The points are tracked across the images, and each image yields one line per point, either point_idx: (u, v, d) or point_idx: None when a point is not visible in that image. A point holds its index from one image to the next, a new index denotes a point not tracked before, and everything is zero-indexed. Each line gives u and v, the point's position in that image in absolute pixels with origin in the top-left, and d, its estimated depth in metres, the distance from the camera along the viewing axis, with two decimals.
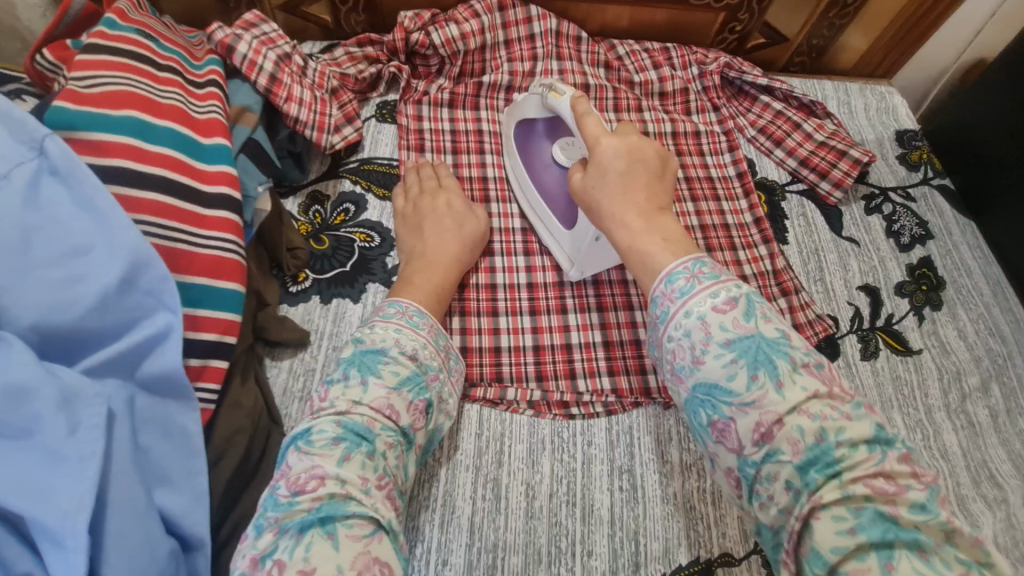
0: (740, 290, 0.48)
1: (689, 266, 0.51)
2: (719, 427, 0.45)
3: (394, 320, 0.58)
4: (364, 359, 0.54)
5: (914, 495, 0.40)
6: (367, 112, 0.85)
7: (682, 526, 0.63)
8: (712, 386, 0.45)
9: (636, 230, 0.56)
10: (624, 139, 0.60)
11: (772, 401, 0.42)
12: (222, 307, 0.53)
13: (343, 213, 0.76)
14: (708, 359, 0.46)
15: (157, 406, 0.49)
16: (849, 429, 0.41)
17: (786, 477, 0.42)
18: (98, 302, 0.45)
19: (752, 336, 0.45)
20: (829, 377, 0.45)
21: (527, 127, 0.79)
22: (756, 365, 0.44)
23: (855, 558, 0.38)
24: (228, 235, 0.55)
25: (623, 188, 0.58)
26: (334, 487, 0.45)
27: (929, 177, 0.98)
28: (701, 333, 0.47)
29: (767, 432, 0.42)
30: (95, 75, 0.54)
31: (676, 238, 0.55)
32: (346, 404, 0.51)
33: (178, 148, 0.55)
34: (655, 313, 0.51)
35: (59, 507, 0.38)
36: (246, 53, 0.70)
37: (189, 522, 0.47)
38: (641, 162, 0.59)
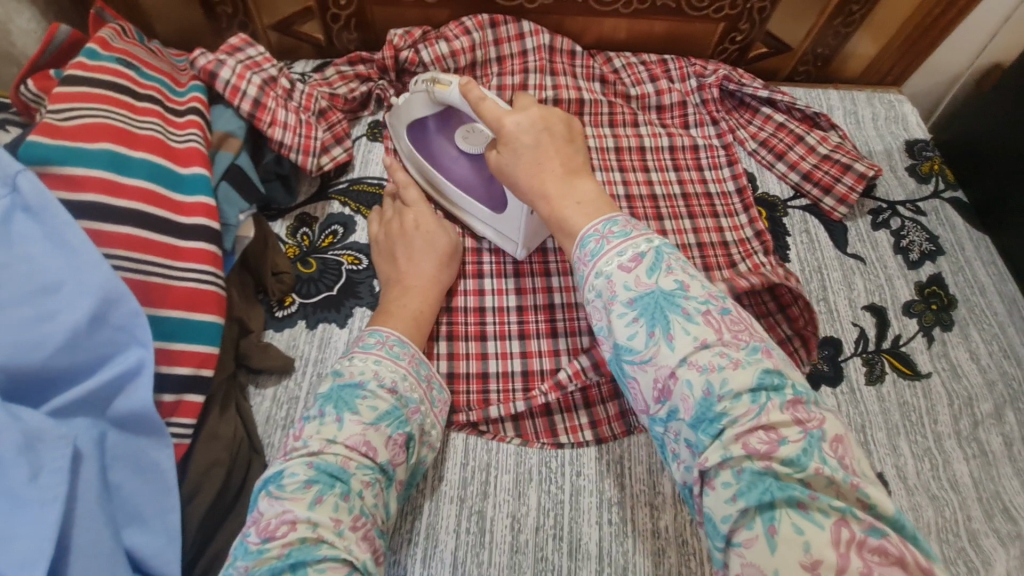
0: (649, 245, 0.47)
1: (600, 227, 0.50)
2: (631, 385, 0.45)
3: (373, 352, 0.57)
4: (341, 395, 0.53)
5: (787, 449, 0.38)
6: (358, 131, 0.85)
7: (674, 562, 0.60)
8: (618, 346, 0.45)
9: (552, 193, 0.55)
10: (526, 112, 0.58)
11: (663, 355, 0.42)
12: (197, 340, 0.53)
13: (331, 235, 0.75)
14: (612, 318, 0.45)
15: (129, 443, 0.48)
16: (734, 380, 0.40)
17: (685, 437, 0.41)
18: (68, 339, 0.45)
19: (651, 293, 0.44)
20: (733, 321, 0.44)
21: (418, 127, 0.76)
22: (653, 321, 0.43)
23: (745, 525, 0.37)
24: (205, 267, 0.55)
25: (537, 160, 0.56)
26: (306, 531, 0.44)
27: (940, 189, 0.94)
28: (608, 293, 0.46)
29: (665, 387, 0.42)
30: (72, 108, 0.53)
31: (589, 198, 0.54)
32: (319, 443, 0.49)
33: (155, 179, 0.55)
34: (576, 277, 0.50)
35: (17, 555, 0.37)
36: (229, 78, 0.70)
37: (159, 563, 0.47)
38: (547, 130, 0.57)
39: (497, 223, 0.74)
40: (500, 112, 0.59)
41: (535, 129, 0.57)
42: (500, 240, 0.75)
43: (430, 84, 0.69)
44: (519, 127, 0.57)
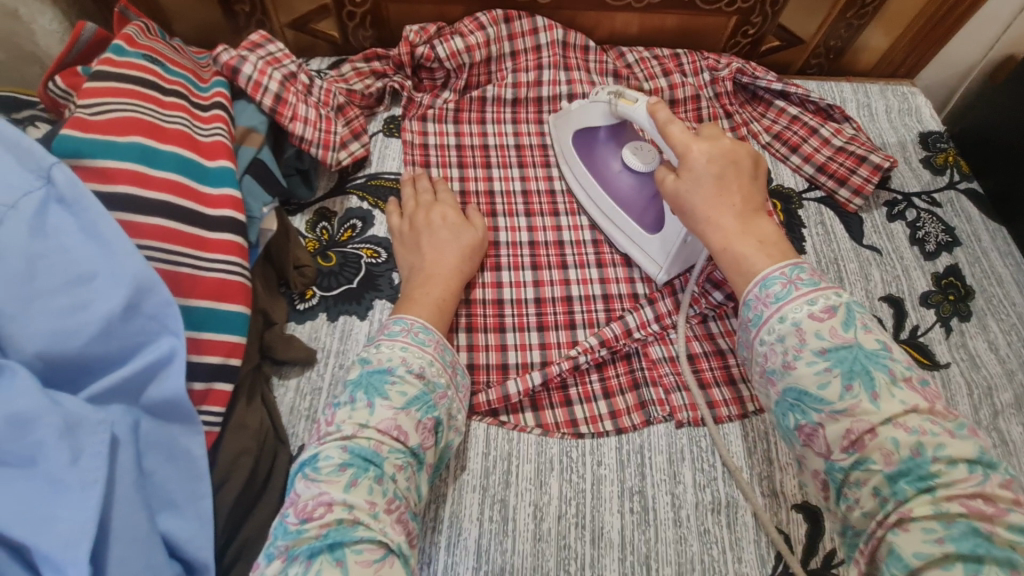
0: (840, 299, 0.47)
1: (787, 271, 0.50)
2: (807, 431, 0.44)
3: (400, 339, 0.57)
4: (371, 380, 0.53)
5: (1014, 518, 0.37)
6: (374, 127, 0.86)
7: (696, 550, 0.61)
8: (803, 391, 0.45)
9: (730, 228, 0.56)
10: (715, 143, 0.60)
11: (866, 411, 0.42)
12: (225, 330, 0.53)
13: (350, 229, 0.76)
14: (800, 364, 0.45)
15: (161, 430, 0.49)
16: (951, 447, 0.40)
17: (873, 484, 0.41)
18: (102, 328, 0.46)
19: (850, 347, 0.44)
20: (932, 392, 0.44)
21: (588, 135, 0.79)
22: (851, 375, 0.43)
23: (941, 567, 0.36)
24: (232, 258, 0.55)
25: (718, 192, 0.57)
26: (342, 512, 0.45)
27: (955, 181, 0.94)
28: (796, 339, 0.46)
29: (858, 439, 0.42)
30: (102, 103, 0.55)
31: (770, 238, 0.55)
32: (352, 428, 0.50)
33: (183, 172, 0.56)
34: (748, 316, 0.50)
35: (60, 537, 0.39)
36: (251, 73, 0.71)
37: (193, 547, 0.48)
38: (733, 166, 0.58)
39: (645, 241, 0.75)
40: (691, 139, 0.60)
41: (722, 160, 0.59)
42: (645, 260, 0.76)
43: (613, 96, 0.72)
44: (705, 156, 0.59)
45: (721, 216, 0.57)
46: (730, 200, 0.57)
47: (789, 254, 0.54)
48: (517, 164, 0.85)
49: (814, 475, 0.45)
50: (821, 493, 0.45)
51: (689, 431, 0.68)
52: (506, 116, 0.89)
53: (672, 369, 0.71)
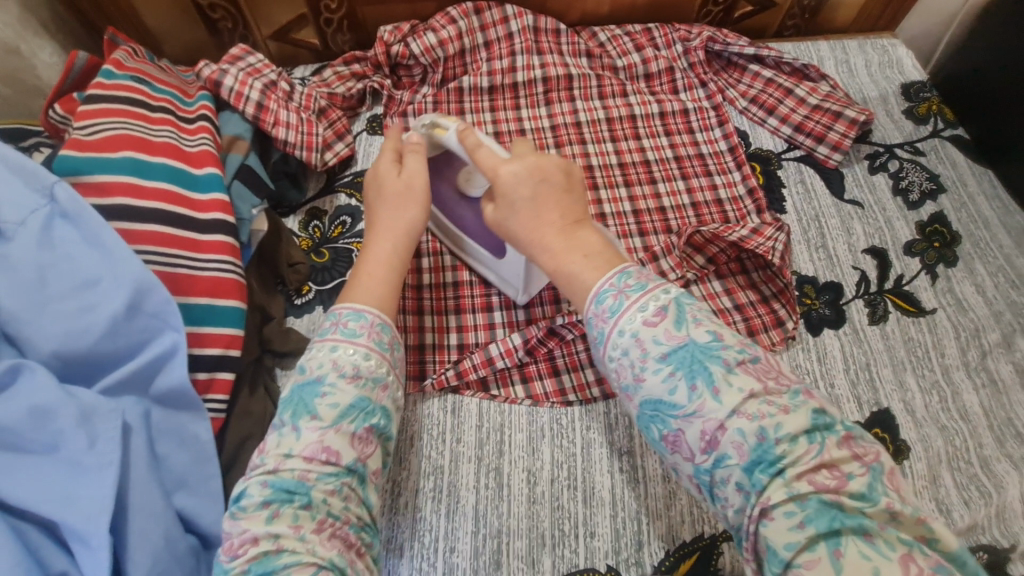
0: (668, 296, 0.49)
1: (615, 281, 0.51)
2: (671, 438, 0.45)
3: (328, 338, 0.53)
4: (300, 396, 0.50)
5: (855, 485, 0.41)
6: (358, 127, 0.89)
7: (686, 503, 0.63)
8: (657, 402, 0.46)
9: (556, 248, 0.55)
10: (523, 162, 0.58)
11: (712, 409, 0.43)
12: (224, 323, 0.58)
13: (340, 225, 0.80)
14: (648, 375, 0.46)
15: (171, 418, 0.54)
16: (789, 424, 0.42)
17: (736, 480, 0.42)
18: (109, 327, 0.50)
19: (685, 346, 0.46)
20: (764, 368, 0.46)
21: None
22: (694, 375, 0.45)
23: (806, 548, 0.39)
24: (225, 257, 0.60)
25: (536, 211, 0.56)
26: (268, 543, 0.44)
27: (939, 129, 0.93)
28: (638, 351, 0.47)
29: (712, 439, 0.43)
30: (95, 123, 0.59)
31: (596, 250, 0.55)
32: (276, 459, 0.48)
33: (174, 181, 0.60)
34: (593, 335, 0.51)
35: (83, 511, 0.43)
36: (232, 85, 0.75)
37: (206, 521, 0.53)
38: (545, 181, 0.57)
39: (498, 267, 0.72)
40: (496, 163, 0.59)
41: (530, 179, 0.57)
42: (501, 283, 0.75)
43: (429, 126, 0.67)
44: (514, 177, 0.57)
45: (544, 237, 0.56)
46: (550, 216, 0.56)
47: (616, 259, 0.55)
48: None
49: (688, 479, 0.46)
50: (699, 493, 0.46)
51: None
52: (484, 104, 0.91)
53: None
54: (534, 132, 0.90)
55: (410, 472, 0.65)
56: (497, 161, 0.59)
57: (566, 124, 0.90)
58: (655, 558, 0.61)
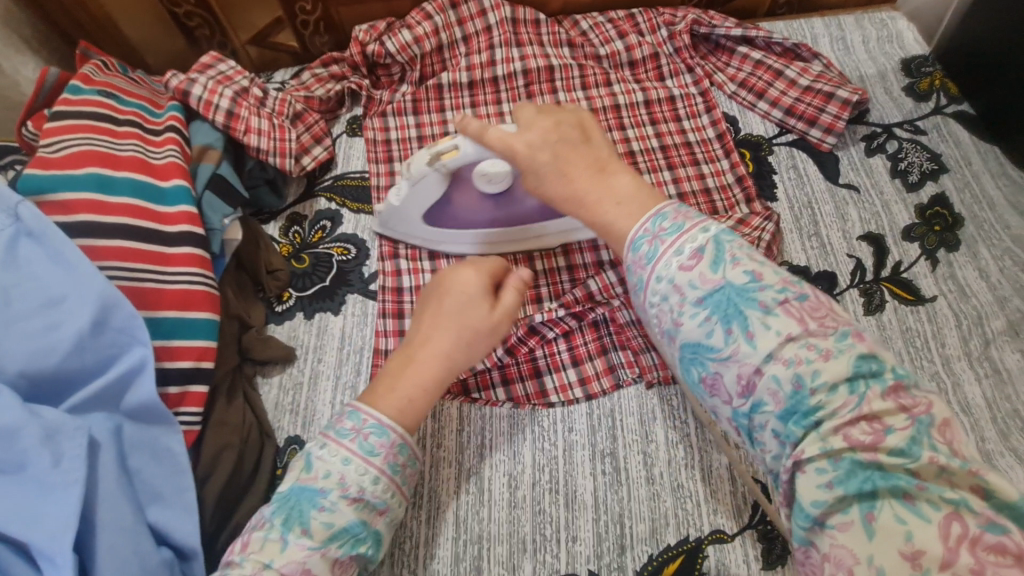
0: (706, 234, 0.47)
1: (650, 226, 0.50)
2: (709, 381, 0.45)
3: (342, 447, 0.52)
4: (297, 502, 0.50)
5: (892, 440, 0.39)
6: (338, 129, 0.88)
7: (669, 505, 0.62)
8: (696, 345, 0.45)
9: (590, 200, 0.56)
10: (535, 127, 0.60)
11: (746, 354, 0.42)
12: (193, 335, 0.58)
13: (320, 230, 0.79)
14: (686, 320, 0.45)
15: (143, 432, 0.54)
16: (827, 371, 0.40)
17: (773, 427, 0.42)
18: (75, 345, 0.51)
19: (721, 289, 0.44)
20: (812, 307, 0.43)
21: (435, 209, 0.71)
22: (729, 319, 0.44)
23: (840, 510, 0.38)
24: (193, 269, 0.60)
25: (562, 172, 0.58)
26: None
27: (942, 105, 0.89)
28: (676, 296, 0.46)
29: (749, 383, 0.42)
30: (61, 140, 0.60)
31: (626, 193, 0.55)
32: (254, 566, 0.47)
33: (139, 195, 0.61)
34: (632, 282, 0.50)
35: (48, 530, 0.44)
36: (201, 94, 0.74)
37: (181, 534, 0.53)
38: (561, 142, 0.59)
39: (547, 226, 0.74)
40: (505, 133, 0.60)
41: (543, 144, 0.59)
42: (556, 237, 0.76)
43: (429, 162, 0.64)
44: (530, 146, 0.59)
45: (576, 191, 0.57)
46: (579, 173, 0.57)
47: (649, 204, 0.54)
48: None
49: (727, 421, 0.46)
50: (738, 437, 0.46)
51: (660, 390, 0.68)
52: (464, 100, 0.89)
53: (640, 332, 0.71)
54: None
55: None
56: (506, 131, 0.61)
57: None
58: (638, 562, 0.60)
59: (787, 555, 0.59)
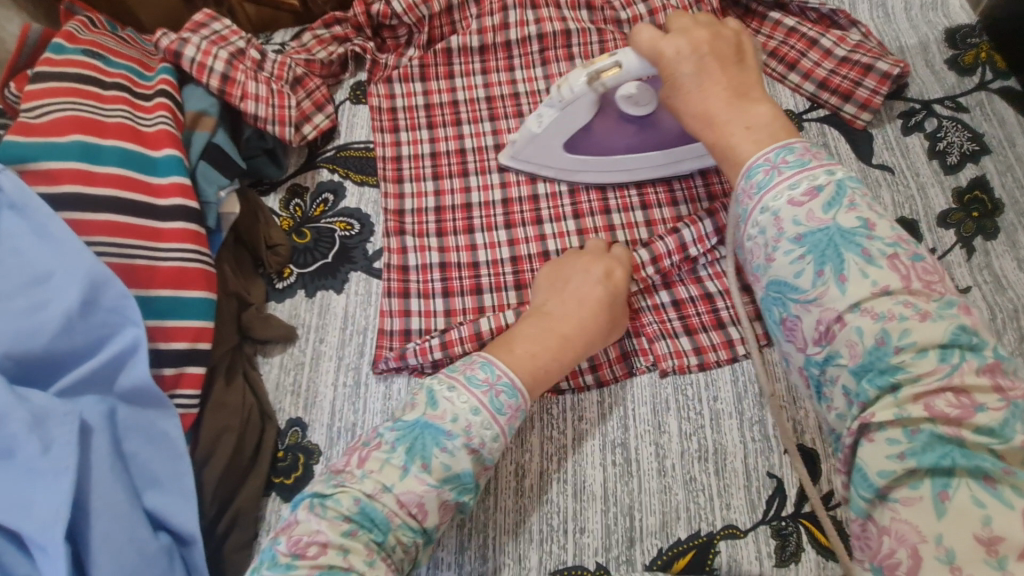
0: (830, 177, 0.44)
1: (772, 156, 0.47)
2: (788, 325, 0.43)
3: (474, 397, 0.52)
4: (422, 435, 0.50)
5: (983, 418, 0.35)
6: (341, 95, 0.83)
7: (681, 499, 0.60)
8: (782, 284, 0.43)
9: (721, 118, 0.54)
10: (688, 34, 0.57)
11: (833, 298, 0.40)
12: (188, 316, 0.56)
13: (322, 203, 0.76)
14: (778, 256, 0.44)
15: (138, 415, 0.52)
16: (917, 332, 0.37)
17: (843, 382, 0.39)
18: (63, 325, 0.48)
19: (826, 230, 0.42)
20: (925, 269, 0.41)
21: (577, 137, 0.69)
22: (824, 260, 0.41)
23: (908, 484, 0.36)
24: (187, 245, 0.57)
25: (700, 86, 0.56)
26: (334, 558, 0.45)
27: (987, 80, 0.82)
28: (773, 230, 0.44)
29: (828, 331, 0.40)
30: (44, 104, 0.57)
31: (761, 121, 0.53)
32: (373, 486, 0.48)
33: (128, 166, 0.58)
34: (737, 212, 0.49)
35: (38, 520, 0.43)
36: (195, 56, 0.70)
37: (179, 520, 0.51)
38: (712, 56, 0.56)
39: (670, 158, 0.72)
40: (657, 35, 0.57)
41: (695, 55, 0.56)
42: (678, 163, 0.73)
43: (587, 81, 0.61)
44: (678, 53, 0.56)
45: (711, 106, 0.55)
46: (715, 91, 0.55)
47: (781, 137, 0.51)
48: (488, 117, 0.80)
49: (798, 371, 0.44)
50: (806, 389, 0.44)
51: (675, 380, 0.66)
52: (475, 66, 0.83)
53: (656, 318, 0.68)
54: (528, 96, 0.82)
55: None
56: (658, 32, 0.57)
57: None
58: (647, 556, 0.58)
59: (801, 552, 0.57)
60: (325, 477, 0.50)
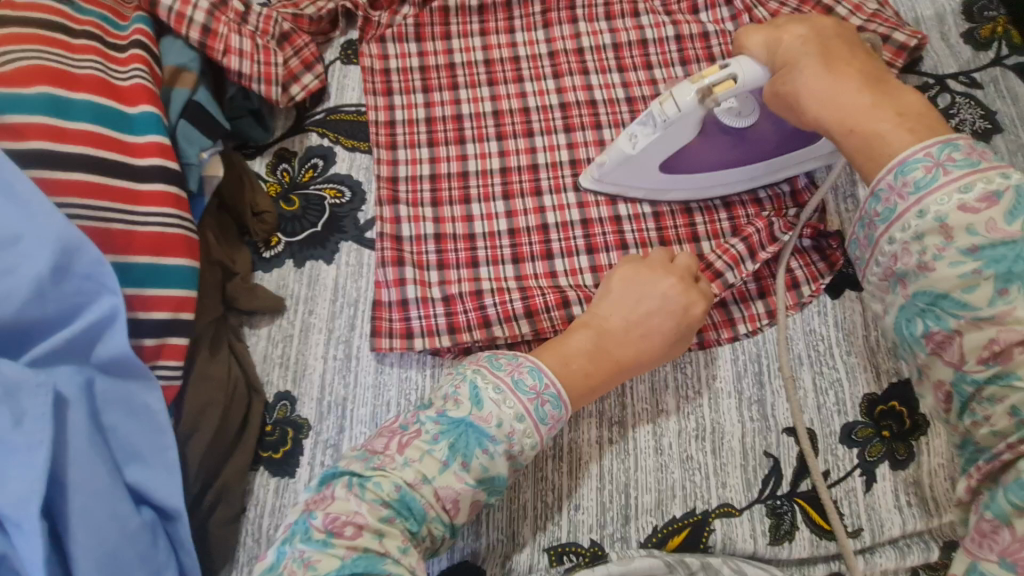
0: (1007, 181, 0.39)
1: (935, 151, 0.41)
2: (938, 339, 0.40)
3: (521, 403, 0.50)
4: (466, 431, 0.49)
5: None
6: (330, 54, 0.78)
7: (677, 477, 0.60)
8: (939, 295, 0.40)
9: (860, 106, 0.47)
10: (808, 24, 0.53)
11: (1018, 319, 0.37)
12: (169, 284, 0.53)
13: (311, 169, 0.72)
14: (941, 266, 0.39)
15: (117, 387, 0.49)
16: None
17: (1010, 403, 0.38)
18: (34, 291, 0.45)
19: (1010, 243, 0.38)
20: None
21: (674, 156, 0.65)
22: (1009, 279, 0.38)
23: None
24: (166, 209, 0.54)
25: (829, 70, 0.50)
26: (370, 540, 0.44)
27: (1003, 55, 0.79)
28: (939, 238, 0.40)
29: (1003, 351, 0.38)
30: (8, 52, 0.53)
31: (913, 110, 0.46)
32: (415, 475, 0.47)
33: (102, 122, 0.54)
34: (874, 210, 0.43)
35: (13, 495, 0.41)
36: (172, 5, 0.65)
37: (163, 495, 0.49)
38: (832, 42, 0.52)
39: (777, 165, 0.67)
40: (772, 31, 0.54)
41: (818, 39, 0.52)
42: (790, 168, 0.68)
43: (698, 98, 0.57)
44: (801, 40, 0.52)
45: (848, 95, 0.48)
46: (849, 74, 0.49)
47: (937, 129, 0.45)
48: (487, 82, 0.77)
49: (936, 386, 0.42)
50: (941, 405, 0.42)
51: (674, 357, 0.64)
52: (473, 27, 0.79)
53: None
54: (529, 60, 0.78)
55: None
56: (770, 29, 0.55)
57: (567, 50, 0.78)
58: (642, 534, 0.58)
59: (795, 530, 0.57)
60: (360, 455, 0.49)
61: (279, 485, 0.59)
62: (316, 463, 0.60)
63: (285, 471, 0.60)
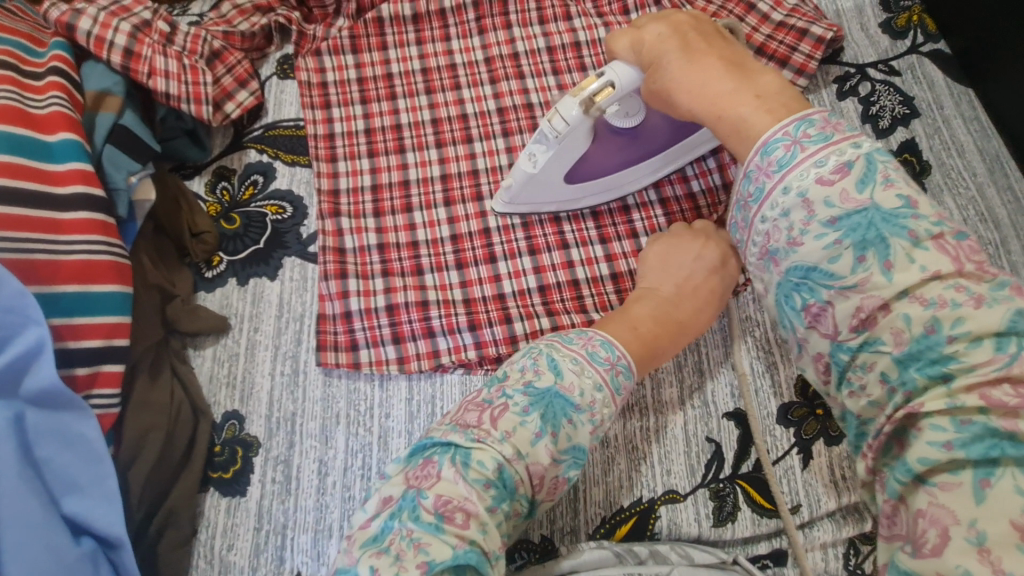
0: (858, 150, 0.41)
1: (792, 130, 0.43)
2: (814, 311, 0.42)
3: (598, 374, 0.51)
4: (552, 404, 0.48)
5: None
6: (266, 70, 0.78)
7: (623, 468, 0.61)
8: (811, 268, 0.41)
9: (724, 94, 0.49)
10: (666, 20, 0.54)
11: (877, 286, 0.38)
12: (98, 312, 0.53)
13: (251, 185, 0.72)
14: (807, 240, 0.41)
15: (50, 419, 0.49)
16: (972, 322, 0.36)
17: (881, 369, 0.39)
18: None
19: (865, 211, 0.40)
20: (971, 248, 0.39)
21: (577, 167, 0.65)
22: (865, 246, 0.39)
23: (948, 470, 0.35)
24: (92, 236, 0.54)
25: (691, 61, 0.51)
26: (475, 534, 0.42)
27: (918, 43, 0.83)
28: (802, 213, 0.41)
29: (868, 318, 0.39)
30: None
31: (771, 91, 0.48)
32: (512, 451, 0.46)
33: (19, 152, 0.54)
34: (749, 191, 0.45)
35: None
36: (90, 29, 0.65)
37: (104, 524, 0.49)
38: (690, 34, 0.52)
39: (668, 158, 0.69)
40: (634, 33, 0.54)
41: (677, 34, 0.52)
42: (675, 157, 0.69)
43: (582, 110, 0.56)
44: (660, 38, 0.53)
45: (710, 85, 0.49)
46: (712, 63, 0.51)
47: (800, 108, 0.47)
48: (425, 91, 0.77)
49: (816, 359, 0.43)
50: (821, 376, 0.43)
51: None
52: (409, 37, 0.79)
53: (593, 290, 0.68)
54: (465, 67, 0.79)
55: (338, 451, 0.62)
56: (632, 31, 0.55)
57: (502, 56, 0.79)
58: (590, 526, 0.60)
59: (737, 511, 0.60)
60: (454, 429, 0.47)
61: (229, 505, 0.59)
62: (267, 481, 0.61)
63: (236, 490, 0.60)
